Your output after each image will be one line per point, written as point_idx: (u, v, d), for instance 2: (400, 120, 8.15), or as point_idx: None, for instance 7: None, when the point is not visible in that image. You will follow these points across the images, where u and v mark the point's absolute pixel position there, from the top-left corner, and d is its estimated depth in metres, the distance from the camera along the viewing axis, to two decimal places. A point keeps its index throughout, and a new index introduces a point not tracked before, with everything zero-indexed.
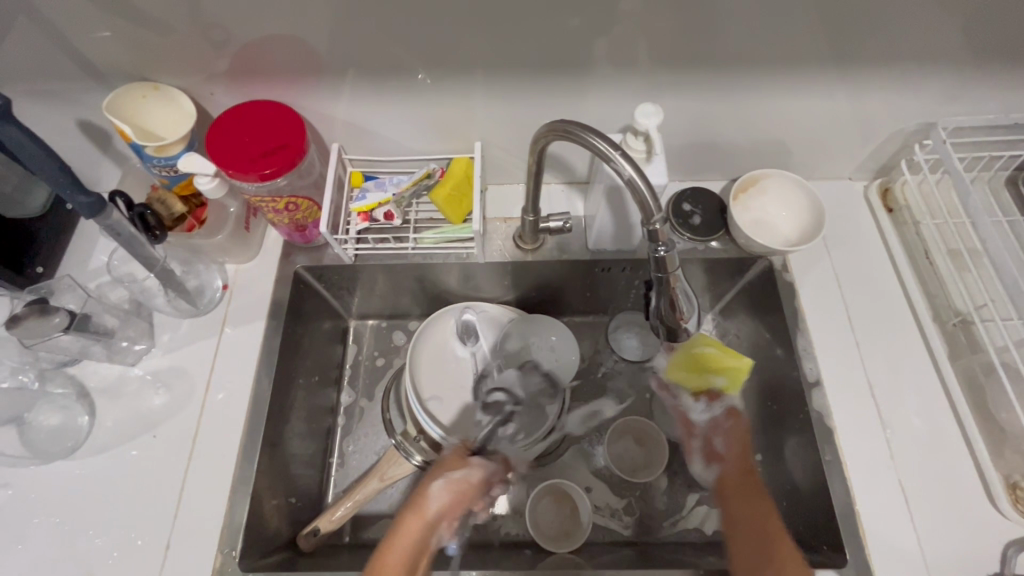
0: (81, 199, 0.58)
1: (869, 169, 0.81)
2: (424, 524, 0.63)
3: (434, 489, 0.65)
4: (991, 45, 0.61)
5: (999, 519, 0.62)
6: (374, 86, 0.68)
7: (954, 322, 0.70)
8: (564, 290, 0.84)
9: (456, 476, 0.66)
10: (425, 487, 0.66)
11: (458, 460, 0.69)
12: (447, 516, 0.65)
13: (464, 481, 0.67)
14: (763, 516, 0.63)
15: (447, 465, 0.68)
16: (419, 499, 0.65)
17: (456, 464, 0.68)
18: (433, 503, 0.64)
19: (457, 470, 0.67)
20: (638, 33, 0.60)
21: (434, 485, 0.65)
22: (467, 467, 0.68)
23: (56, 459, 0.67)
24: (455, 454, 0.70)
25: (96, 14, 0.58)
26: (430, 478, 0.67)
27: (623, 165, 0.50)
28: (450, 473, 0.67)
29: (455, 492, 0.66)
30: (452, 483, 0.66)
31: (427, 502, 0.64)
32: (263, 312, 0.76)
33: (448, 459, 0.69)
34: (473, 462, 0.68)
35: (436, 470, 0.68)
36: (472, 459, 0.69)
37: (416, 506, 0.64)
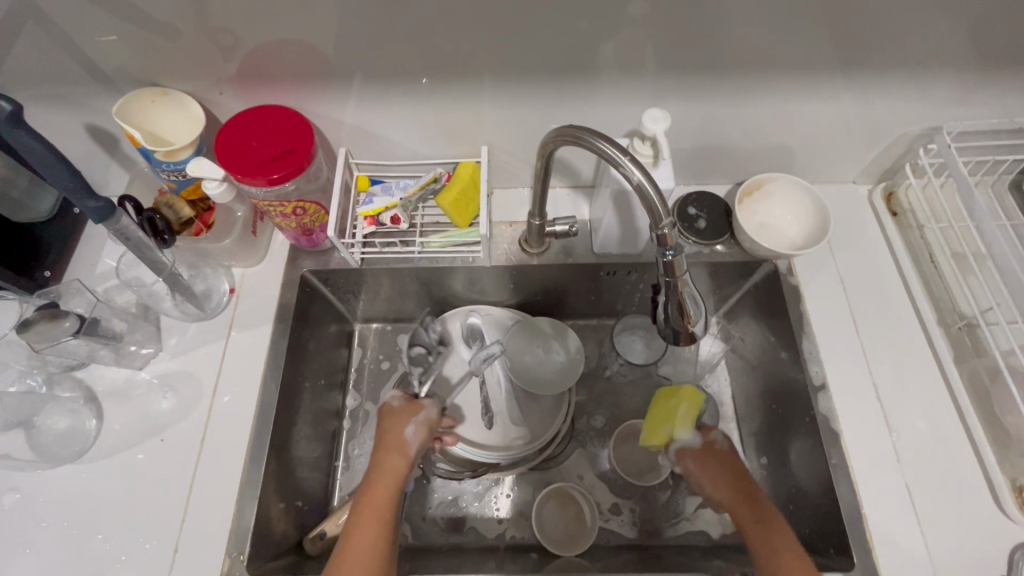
0: (89, 204, 0.58)
1: (873, 173, 0.81)
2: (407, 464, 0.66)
3: (410, 434, 0.68)
4: (996, 50, 0.61)
5: (1005, 522, 0.62)
6: (382, 91, 0.68)
7: (959, 326, 0.70)
8: (569, 293, 0.84)
9: (422, 418, 0.69)
10: (399, 435, 0.67)
11: (413, 404, 0.71)
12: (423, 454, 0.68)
13: (430, 421, 0.70)
14: (790, 553, 0.57)
15: (406, 412, 0.70)
16: (395, 445, 0.67)
17: (416, 408, 0.70)
18: (413, 446, 0.67)
19: (420, 413, 0.70)
20: (645, 37, 0.60)
21: (408, 431, 0.68)
22: (427, 407, 0.71)
23: (64, 462, 0.67)
24: (405, 402, 0.71)
25: (106, 19, 0.58)
26: (399, 425, 0.69)
27: (632, 170, 0.50)
28: (417, 417, 0.69)
29: (426, 432, 0.69)
30: (423, 424, 0.69)
31: (405, 446, 0.67)
32: (270, 316, 0.76)
33: (401, 407, 0.71)
34: (430, 403, 0.72)
35: (397, 419, 0.69)
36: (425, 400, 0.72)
37: (392, 448, 0.66)
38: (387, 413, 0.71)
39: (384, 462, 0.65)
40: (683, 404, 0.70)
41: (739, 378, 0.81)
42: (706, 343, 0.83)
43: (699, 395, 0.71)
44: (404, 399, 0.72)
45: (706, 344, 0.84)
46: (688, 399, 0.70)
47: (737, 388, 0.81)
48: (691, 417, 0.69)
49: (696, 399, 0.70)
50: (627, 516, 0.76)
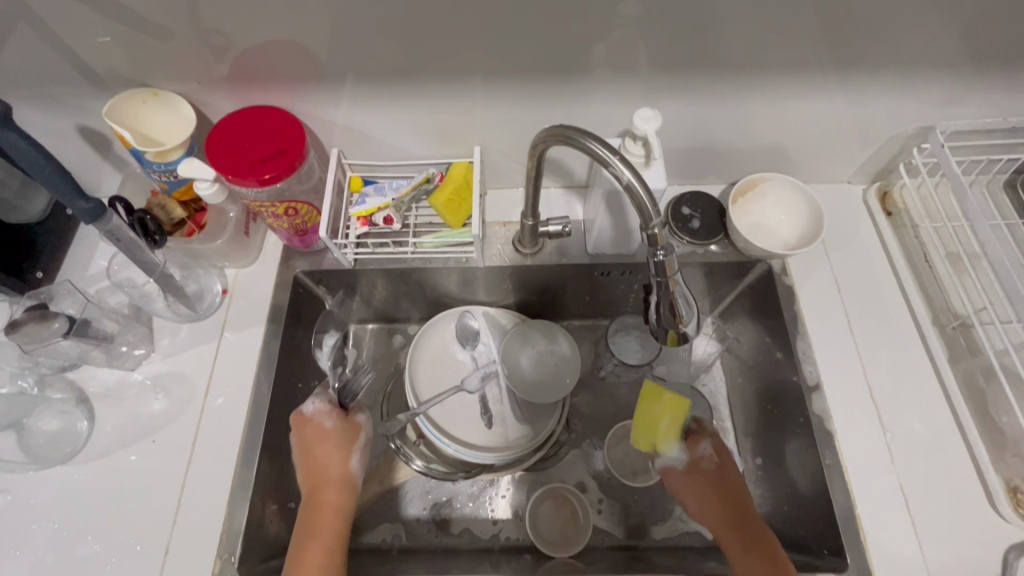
0: (79, 205, 0.57)
1: (868, 172, 0.81)
2: (350, 492, 0.69)
3: (354, 463, 0.71)
4: (989, 49, 0.61)
5: (1000, 522, 0.62)
6: (374, 91, 0.68)
7: (954, 325, 0.70)
8: (563, 294, 0.84)
9: (360, 444, 0.73)
10: (340, 462, 0.70)
11: (350, 427, 0.73)
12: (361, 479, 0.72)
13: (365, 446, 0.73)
14: None
15: (343, 437, 0.71)
16: (335, 474, 0.69)
17: (354, 432, 0.72)
18: (357, 474, 0.70)
19: (360, 437, 0.73)
20: (637, 37, 0.60)
21: (354, 460, 0.71)
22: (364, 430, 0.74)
23: (55, 464, 0.67)
24: (337, 422, 0.72)
25: (97, 20, 0.58)
26: (337, 451, 0.70)
27: (622, 170, 0.50)
28: (357, 443, 0.72)
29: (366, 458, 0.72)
30: (362, 451, 0.72)
31: (349, 475, 0.70)
32: (262, 317, 0.76)
33: (333, 429, 0.71)
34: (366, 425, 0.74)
35: (331, 441, 0.70)
36: (355, 419, 0.73)
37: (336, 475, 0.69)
38: (317, 431, 0.71)
39: (325, 494, 0.67)
40: (666, 417, 0.68)
41: (733, 378, 0.80)
42: (700, 344, 0.82)
43: (682, 402, 0.69)
44: (337, 417, 0.73)
45: (700, 345, 0.82)
46: (671, 410, 0.68)
47: (731, 388, 0.80)
48: (674, 429, 0.68)
49: (680, 410, 0.68)
50: (621, 518, 0.76)
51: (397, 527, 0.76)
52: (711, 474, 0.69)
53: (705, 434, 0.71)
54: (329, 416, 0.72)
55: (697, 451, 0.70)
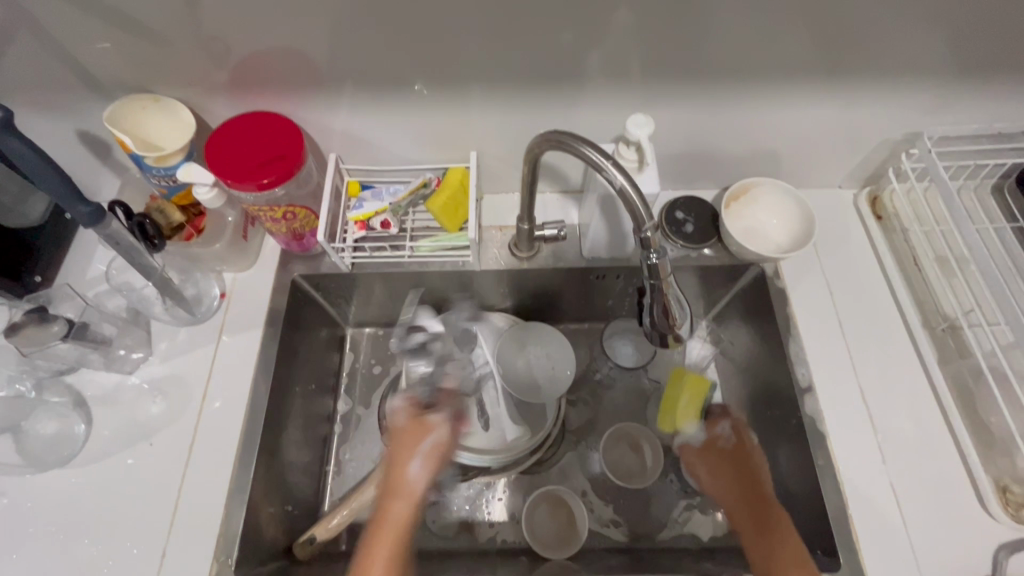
0: (80, 209, 0.58)
1: (859, 177, 0.82)
2: (410, 504, 0.62)
3: (415, 470, 0.64)
4: (975, 57, 0.62)
5: (989, 521, 0.62)
6: (372, 97, 0.69)
7: (943, 327, 0.71)
8: (560, 297, 0.85)
9: (430, 444, 0.66)
10: (400, 468, 0.64)
11: (421, 426, 0.67)
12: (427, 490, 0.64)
13: (436, 448, 0.66)
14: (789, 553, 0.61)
15: (412, 438, 0.66)
16: (397, 481, 0.63)
17: (422, 432, 0.67)
18: (417, 483, 0.63)
19: (423, 437, 0.66)
20: (630, 45, 0.61)
21: (413, 466, 0.64)
22: (432, 429, 0.67)
23: (52, 467, 0.67)
24: (411, 419, 0.68)
25: (97, 27, 0.59)
26: (402, 455, 0.65)
27: (615, 175, 0.51)
28: (420, 445, 0.66)
29: (434, 462, 0.65)
30: (428, 454, 0.65)
31: (407, 483, 0.63)
32: (260, 320, 0.76)
33: (406, 426, 0.68)
34: (437, 426, 0.67)
35: (407, 440, 0.66)
36: (432, 420, 0.68)
37: (398, 487, 0.63)
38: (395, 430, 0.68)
39: (387, 502, 0.62)
40: (685, 395, 0.77)
41: (728, 380, 0.81)
42: (694, 348, 0.84)
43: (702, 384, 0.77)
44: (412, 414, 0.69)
45: (695, 348, 0.84)
46: (690, 389, 0.77)
47: (726, 390, 0.81)
48: (693, 407, 0.76)
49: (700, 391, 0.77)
50: (616, 520, 0.76)
51: None
52: (730, 455, 0.73)
53: (722, 417, 0.76)
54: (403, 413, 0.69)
55: (713, 431, 0.75)
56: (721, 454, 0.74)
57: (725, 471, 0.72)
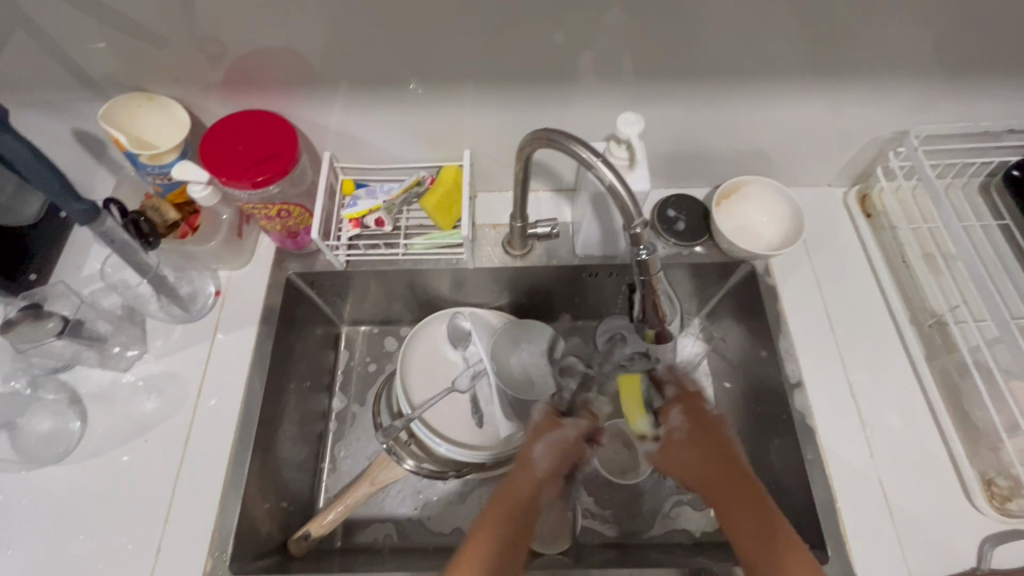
0: (75, 206, 0.59)
1: (848, 176, 0.83)
2: (529, 481, 0.66)
3: (539, 451, 0.68)
4: (961, 57, 0.63)
5: (975, 514, 0.63)
6: (365, 96, 0.69)
7: (930, 323, 0.72)
8: (553, 295, 0.85)
9: (556, 436, 0.70)
10: (529, 448, 0.69)
11: (553, 422, 0.72)
12: (550, 477, 0.68)
13: (562, 442, 0.70)
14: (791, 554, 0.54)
15: (543, 428, 0.71)
16: (524, 460, 0.68)
17: (552, 426, 0.71)
18: (540, 464, 0.68)
19: (553, 432, 0.70)
20: (621, 44, 0.62)
21: (536, 448, 0.68)
22: (562, 427, 0.71)
23: (48, 463, 0.68)
24: (544, 415, 0.73)
25: (90, 24, 0.59)
26: (532, 441, 0.70)
27: (604, 172, 0.52)
28: (549, 435, 0.70)
29: (558, 453, 0.69)
30: (554, 444, 0.70)
31: (531, 465, 0.68)
32: (255, 317, 0.77)
33: (541, 421, 0.72)
34: (569, 424, 0.72)
35: (535, 432, 0.71)
36: (564, 420, 0.73)
37: (522, 468, 0.67)
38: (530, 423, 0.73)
39: (513, 474, 0.67)
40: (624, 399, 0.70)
41: (720, 377, 0.82)
42: (688, 344, 0.84)
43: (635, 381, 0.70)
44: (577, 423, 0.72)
45: (688, 345, 0.84)
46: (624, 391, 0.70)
47: (718, 387, 0.82)
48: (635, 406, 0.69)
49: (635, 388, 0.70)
50: (610, 516, 0.77)
51: (389, 526, 0.77)
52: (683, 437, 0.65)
53: (676, 402, 0.68)
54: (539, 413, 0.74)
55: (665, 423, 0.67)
56: (673, 447, 0.65)
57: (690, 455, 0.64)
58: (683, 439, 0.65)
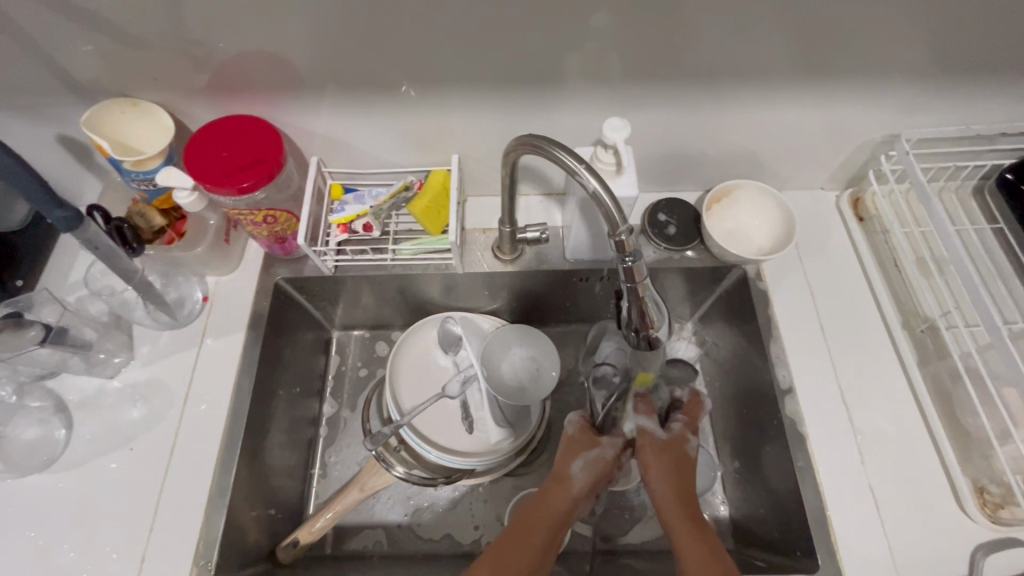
0: (57, 214, 0.58)
1: (841, 178, 0.82)
2: (565, 497, 0.62)
3: (575, 469, 0.64)
4: (952, 58, 0.63)
5: (966, 521, 0.63)
6: (351, 100, 0.69)
7: (923, 329, 0.71)
8: (545, 299, 0.85)
9: (595, 458, 0.65)
10: (565, 465, 0.64)
11: (593, 439, 0.66)
12: (585, 495, 0.64)
13: (600, 463, 0.65)
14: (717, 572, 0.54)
15: (580, 445, 0.66)
16: (559, 476, 0.63)
17: (594, 445, 0.65)
18: (577, 482, 0.63)
19: (591, 452, 0.65)
20: (608, 48, 0.61)
21: (575, 467, 0.64)
22: (600, 446, 0.65)
23: (32, 472, 0.67)
24: (582, 432, 0.67)
25: (71, 29, 0.58)
26: (568, 456, 0.65)
27: (588, 179, 0.51)
28: (589, 454, 0.65)
29: (594, 474, 0.64)
30: (591, 465, 0.64)
31: (568, 482, 0.63)
32: (243, 323, 0.76)
33: (577, 437, 0.67)
34: (608, 443, 0.66)
35: (571, 449, 0.66)
36: (602, 438, 0.67)
37: (558, 482, 0.63)
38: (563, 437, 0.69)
39: (545, 490, 0.63)
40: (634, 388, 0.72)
41: (712, 381, 0.82)
42: (681, 348, 0.84)
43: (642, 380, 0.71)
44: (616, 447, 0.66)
45: (681, 347, 0.84)
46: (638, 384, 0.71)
47: (710, 392, 0.81)
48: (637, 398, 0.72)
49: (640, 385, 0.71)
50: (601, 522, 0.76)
51: (379, 533, 0.76)
52: (649, 454, 0.64)
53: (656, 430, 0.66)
54: (573, 425, 0.69)
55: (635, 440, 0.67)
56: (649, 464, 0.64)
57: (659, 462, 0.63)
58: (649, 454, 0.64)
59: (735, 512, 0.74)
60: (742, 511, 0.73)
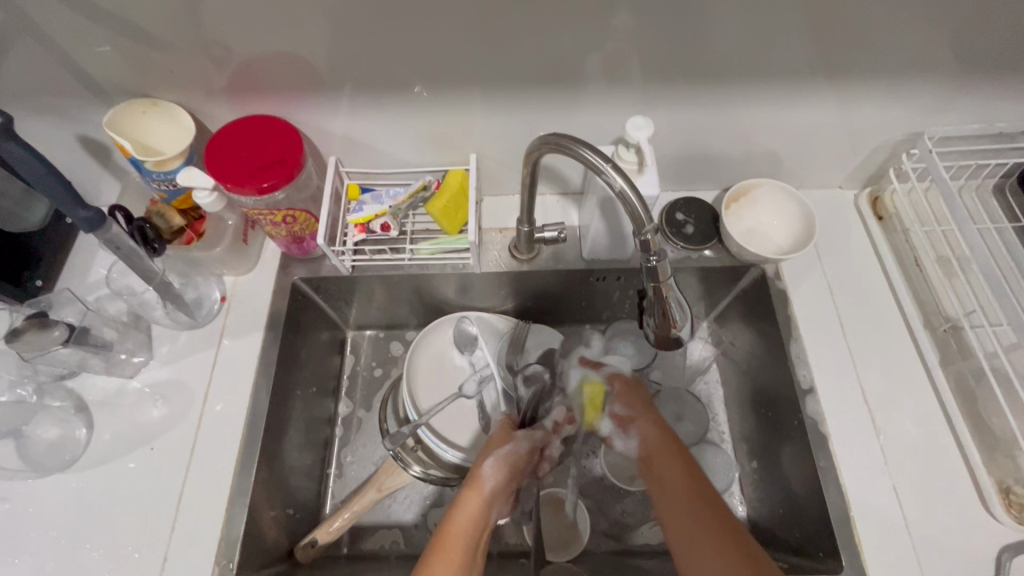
0: (80, 214, 0.58)
1: (859, 178, 0.82)
2: (484, 499, 0.63)
3: (489, 467, 0.66)
4: (977, 57, 0.62)
5: (992, 523, 0.62)
6: (372, 100, 0.69)
7: (945, 328, 0.71)
8: (561, 298, 0.85)
9: (506, 452, 0.68)
10: (477, 467, 0.66)
11: (504, 436, 0.70)
12: (500, 494, 0.65)
13: (511, 456, 0.68)
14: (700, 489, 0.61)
15: (495, 443, 0.69)
16: (474, 478, 0.65)
17: (503, 441, 0.69)
18: (489, 481, 0.65)
19: (504, 447, 0.68)
20: (631, 47, 0.61)
21: (487, 465, 0.66)
22: (512, 441, 0.69)
23: (54, 471, 0.67)
24: (499, 433, 0.71)
25: (95, 30, 0.58)
26: (481, 458, 0.67)
27: (614, 178, 0.51)
28: (499, 450, 0.68)
29: (507, 468, 0.67)
30: (503, 459, 0.67)
31: (484, 481, 0.64)
32: (261, 324, 0.76)
33: (494, 437, 0.70)
34: (520, 438, 0.70)
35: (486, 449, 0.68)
36: (517, 433, 0.71)
37: (473, 479, 0.65)
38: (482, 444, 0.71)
39: (464, 494, 0.63)
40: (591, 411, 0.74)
41: (730, 381, 0.81)
42: (696, 348, 0.84)
43: (594, 387, 0.75)
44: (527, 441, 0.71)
45: (696, 348, 0.84)
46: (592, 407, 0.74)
47: (726, 392, 0.81)
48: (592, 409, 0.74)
49: (596, 394, 0.74)
50: (615, 522, 0.76)
51: (395, 533, 0.76)
52: (620, 394, 0.74)
53: (626, 394, 0.73)
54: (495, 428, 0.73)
55: (609, 408, 0.73)
56: (633, 419, 0.71)
57: (643, 412, 0.71)
58: (635, 403, 0.72)
59: (753, 512, 0.74)
60: (760, 511, 0.73)
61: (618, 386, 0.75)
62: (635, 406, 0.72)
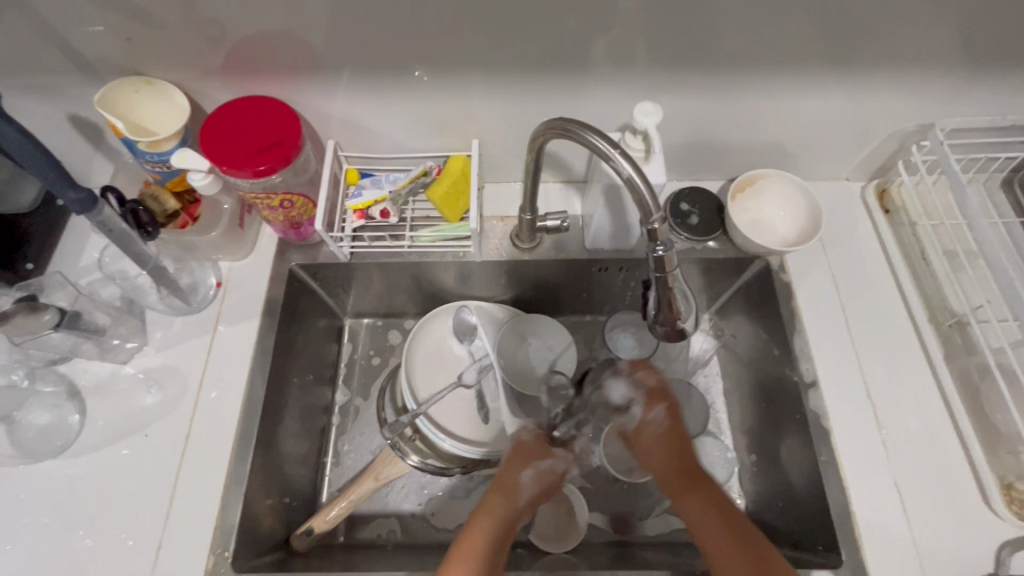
0: (71, 195, 0.56)
1: (867, 170, 0.81)
2: (512, 506, 0.64)
3: (525, 478, 0.67)
4: (991, 48, 0.61)
5: (993, 518, 0.62)
6: (372, 83, 0.67)
7: (950, 323, 0.70)
8: (561, 289, 0.83)
9: (545, 467, 0.69)
10: (514, 474, 0.67)
11: (545, 450, 0.71)
12: (529, 506, 0.66)
13: (547, 473, 0.69)
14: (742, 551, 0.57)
15: (533, 454, 0.70)
16: (508, 485, 0.66)
17: (543, 455, 0.70)
18: (523, 491, 0.66)
19: (544, 462, 0.70)
20: (640, 34, 0.59)
21: (524, 476, 0.67)
22: (552, 459, 0.71)
23: (46, 458, 0.66)
24: (536, 443, 0.72)
25: (88, 7, 0.57)
26: (519, 466, 0.68)
27: (622, 164, 0.49)
28: (538, 463, 0.69)
29: (542, 482, 0.68)
30: (540, 474, 0.69)
31: (517, 489, 0.66)
32: (256, 310, 0.75)
33: (529, 446, 0.71)
34: (558, 458, 0.71)
35: (521, 459, 0.69)
36: (553, 452, 0.72)
37: (507, 489, 0.65)
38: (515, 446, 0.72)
39: (491, 498, 0.64)
40: None
41: (729, 372, 0.81)
42: (698, 340, 0.83)
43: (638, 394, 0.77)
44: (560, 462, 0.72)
45: (697, 341, 0.83)
46: None
47: (727, 384, 0.80)
48: None
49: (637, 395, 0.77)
50: (609, 512, 0.76)
51: (392, 522, 0.75)
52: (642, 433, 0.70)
53: (658, 398, 0.72)
54: (528, 433, 0.73)
55: (647, 414, 0.71)
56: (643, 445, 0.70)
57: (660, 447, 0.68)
58: (653, 438, 0.69)
59: (752, 504, 0.74)
60: (758, 504, 0.73)
61: (650, 382, 0.73)
62: (655, 446, 0.69)
